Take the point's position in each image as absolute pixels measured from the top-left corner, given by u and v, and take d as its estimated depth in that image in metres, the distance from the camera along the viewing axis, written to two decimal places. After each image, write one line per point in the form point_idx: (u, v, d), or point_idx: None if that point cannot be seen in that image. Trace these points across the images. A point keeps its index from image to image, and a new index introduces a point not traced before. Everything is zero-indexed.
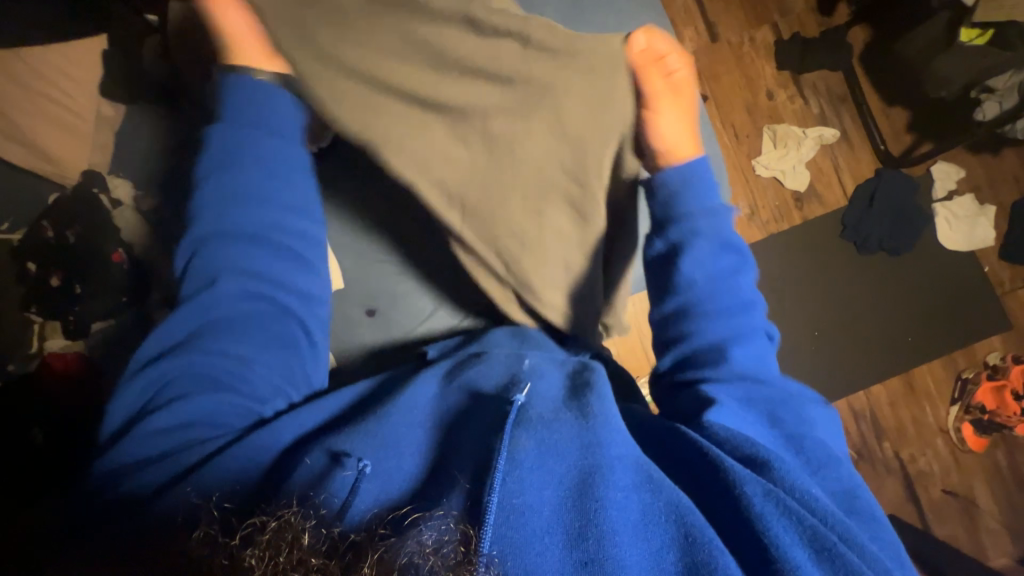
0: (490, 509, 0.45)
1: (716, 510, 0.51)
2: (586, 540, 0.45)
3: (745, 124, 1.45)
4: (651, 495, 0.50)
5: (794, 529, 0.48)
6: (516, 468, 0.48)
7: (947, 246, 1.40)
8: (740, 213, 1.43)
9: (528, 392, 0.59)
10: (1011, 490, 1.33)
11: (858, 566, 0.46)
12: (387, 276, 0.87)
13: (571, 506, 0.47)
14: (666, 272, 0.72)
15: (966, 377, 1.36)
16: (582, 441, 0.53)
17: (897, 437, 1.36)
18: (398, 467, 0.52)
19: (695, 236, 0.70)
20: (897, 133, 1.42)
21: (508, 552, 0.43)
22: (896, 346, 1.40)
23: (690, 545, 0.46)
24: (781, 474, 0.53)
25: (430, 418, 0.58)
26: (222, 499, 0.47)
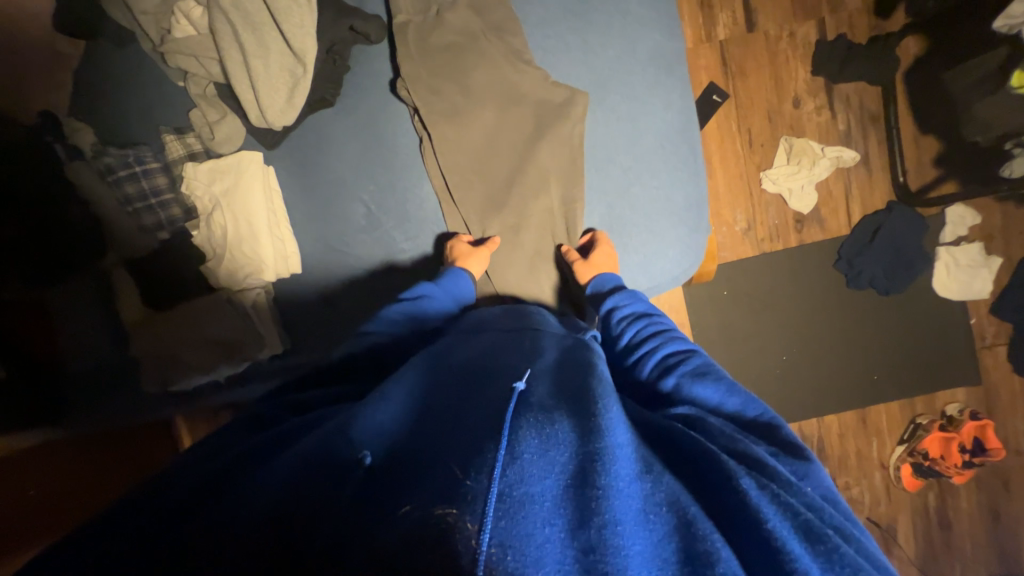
0: (490, 497, 0.35)
1: (711, 499, 0.45)
2: (589, 528, 0.36)
3: (763, 131, 1.35)
4: (653, 484, 0.43)
5: (788, 521, 0.42)
6: (514, 457, 0.39)
7: (939, 292, 1.36)
8: (736, 226, 1.38)
9: (527, 377, 0.52)
10: (931, 529, 1.40)
11: (860, 561, 0.40)
12: (345, 266, 0.83)
13: (575, 496, 0.38)
14: (631, 357, 0.67)
15: (920, 422, 1.39)
16: (585, 420, 0.45)
17: (837, 465, 1.41)
18: (384, 435, 0.46)
19: (633, 302, 0.71)
20: (921, 166, 1.33)
21: (509, 542, 0.32)
22: (860, 381, 1.41)
23: (690, 535, 0.39)
24: (776, 471, 0.48)
25: (416, 397, 0.52)
26: (213, 497, 0.42)
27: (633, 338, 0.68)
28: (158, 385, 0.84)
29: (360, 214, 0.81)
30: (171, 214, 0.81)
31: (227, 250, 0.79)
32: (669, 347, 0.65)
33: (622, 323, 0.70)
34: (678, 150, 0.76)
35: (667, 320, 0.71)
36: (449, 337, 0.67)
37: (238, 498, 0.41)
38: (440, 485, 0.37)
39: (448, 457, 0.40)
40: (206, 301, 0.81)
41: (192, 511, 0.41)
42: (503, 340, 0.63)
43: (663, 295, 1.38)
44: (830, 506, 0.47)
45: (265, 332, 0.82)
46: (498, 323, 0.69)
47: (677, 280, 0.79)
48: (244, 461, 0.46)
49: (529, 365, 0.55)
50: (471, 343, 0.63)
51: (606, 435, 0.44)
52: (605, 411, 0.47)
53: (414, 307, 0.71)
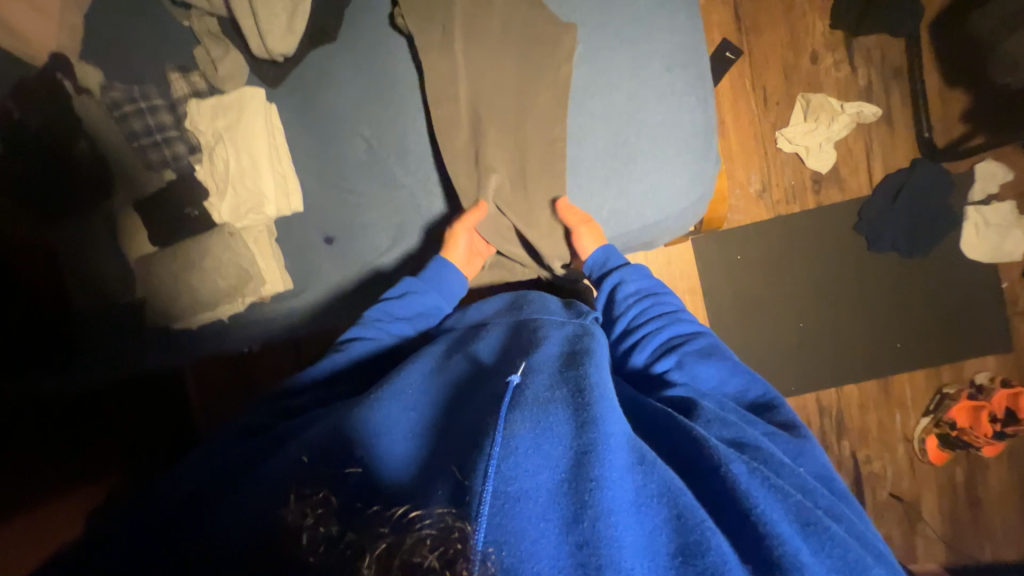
0: (484, 499, 0.42)
1: (705, 487, 0.52)
2: (583, 522, 0.42)
3: (778, 88, 1.31)
4: (644, 475, 0.49)
5: (781, 506, 0.49)
6: (507, 453, 0.46)
7: (967, 254, 1.30)
8: (750, 187, 1.34)
9: (523, 371, 0.57)
10: (959, 505, 1.34)
11: (841, 536, 0.47)
12: (347, 205, 0.82)
13: (569, 490, 0.45)
14: (632, 334, 0.72)
15: (946, 392, 1.32)
16: (576, 416, 0.51)
17: (857, 437, 1.35)
18: (396, 433, 0.53)
19: (633, 278, 0.75)
20: (948, 121, 1.27)
21: (506, 541, 0.39)
22: (882, 350, 1.35)
23: (682, 525, 0.46)
24: (765, 455, 0.55)
25: (421, 398, 0.59)
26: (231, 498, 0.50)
27: (634, 315, 0.73)
28: (162, 321, 0.85)
29: (361, 151, 0.81)
30: (176, 151, 0.81)
31: (228, 183, 0.78)
32: (672, 327, 0.71)
33: (626, 301, 0.73)
34: (683, 75, 0.73)
35: (669, 295, 0.75)
36: (447, 337, 0.73)
37: (247, 494, 0.48)
38: (443, 490, 0.43)
39: (451, 462, 0.47)
40: (205, 237, 0.80)
41: (211, 517, 0.49)
42: (501, 339, 0.69)
43: (674, 260, 1.35)
44: (816, 486, 0.55)
45: (264, 269, 0.81)
46: (497, 322, 0.74)
47: (685, 215, 0.76)
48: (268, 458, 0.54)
49: (525, 358, 0.61)
50: (471, 342, 0.70)
51: (599, 431, 0.49)
52: (601, 407, 0.52)
53: (410, 305, 0.77)
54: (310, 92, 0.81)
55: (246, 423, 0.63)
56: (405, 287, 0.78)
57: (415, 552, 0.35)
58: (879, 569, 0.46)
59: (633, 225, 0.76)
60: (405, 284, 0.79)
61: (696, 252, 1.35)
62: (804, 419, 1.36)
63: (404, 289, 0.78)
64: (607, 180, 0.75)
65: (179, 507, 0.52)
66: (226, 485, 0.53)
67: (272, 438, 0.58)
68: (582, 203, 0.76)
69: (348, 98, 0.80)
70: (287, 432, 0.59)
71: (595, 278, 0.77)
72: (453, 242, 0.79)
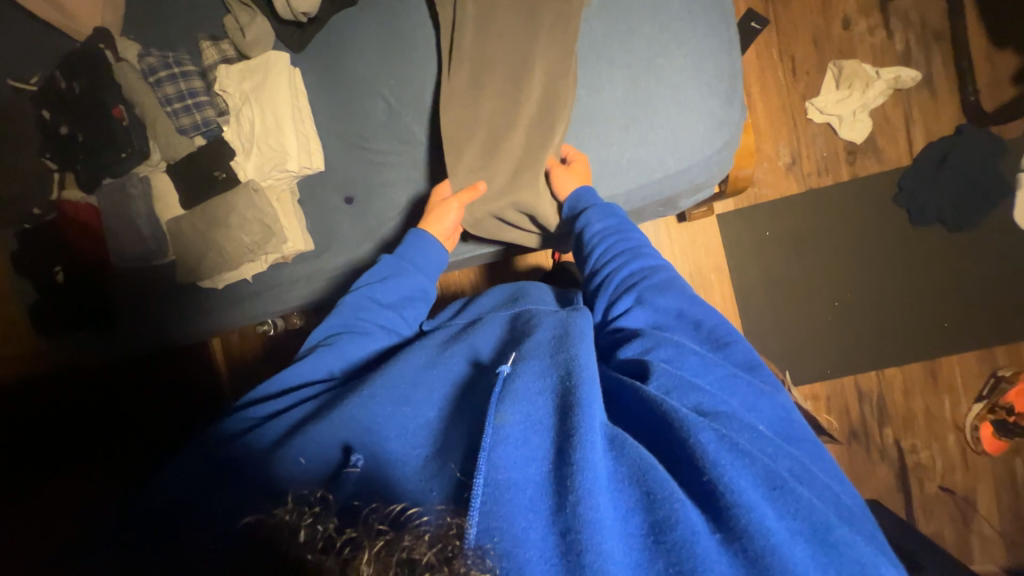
0: (477, 490, 0.42)
1: (671, 456, 0.48)
2: (566, 510, 0.42)
3: (808, 57, 1.26)
4: (616, 458, 0.47)
5: (748, 471, 0.45)
6: (498, 443, 0.46)
7: (1022, 226, 1.20)
8: (779, 160, 1.29)
9: (515, 362, 0.56)
10: (1020, 500, 1.23)
11: (809, 500, 0.44)
12: (368, 164, 0.84)
13: (552, 479, 0.45)
14: (599, 276, 0.69)
15: (1001, 375, 1.23)
16: (561, 404, 0.50)
17: (902, 425, 1.26)
18: (388, 438, 0.53)
19: (602, 217, 0.71)
20: (996, 85, 1.20)
21: (500, 529, 0.40)
22: (928, 330, 1.26)
23: (652, 503, 0.43)
24: (729, 417, 0.51)
25: (408, 393, 0.58)
26: (230, 499, 0.51)
27: (600, 255, 0.70)
28: (188, 274, 0.87)
29: (381, 111, 0.82)
30: (206, 115, 0.84)
31: (254, 143, 0.81)
32: (634, 264, 0.67)
33: (593, 241, 0.70)
34: (706, 17, 0.71)
35: (635, 233, 0.71)
36: (437, 331, 0.71)
37: (253, 497, 0.50)
38: (444, 491, 0.46)
39: (449, 460, 0.49)
40: (231, 194, 0.81)
41: (207, 519, 0.49)
42: (499, 335, 0.67)
43: (698, 238, 1.31)
44: (777, 443, 0.51)
45: (286, 228, 0.83)
46: (492, 316, 0.71)
47: (708, 164, 0.74)
48: (257, 464, 0.54)
49: (518, 348, 0.60)
50: (465, 335, 0.67)
51: (582, 414, 0.48)
52: (584, 390, 0.51)
53: (395, 291, 0.75)
54: (334, 55, 0.83)
55: (232, 432, 0.62)
56: (385, 272, 0.75)
57: (414, 549, 0.36)
58: (843, 532, 0.43)
59: (656, 175, 0.74)
60: (386, 268, 0.76)
61: (722, 229, 1.31)
62: (842, 404, 1.28)
63: (384, 273, 0.76)
64: (627, 129, 0.73)
65: (170, 511, 0.53)
66: (219, 487, 0.53)
67: (260, 444, 0.58)
68: (600, 154, 0.75)
69: (370, 60, 0.82)
70: (276, 437, 0.58)
71: (566, 219, 0.75)
72: (442, 213, 0.76)
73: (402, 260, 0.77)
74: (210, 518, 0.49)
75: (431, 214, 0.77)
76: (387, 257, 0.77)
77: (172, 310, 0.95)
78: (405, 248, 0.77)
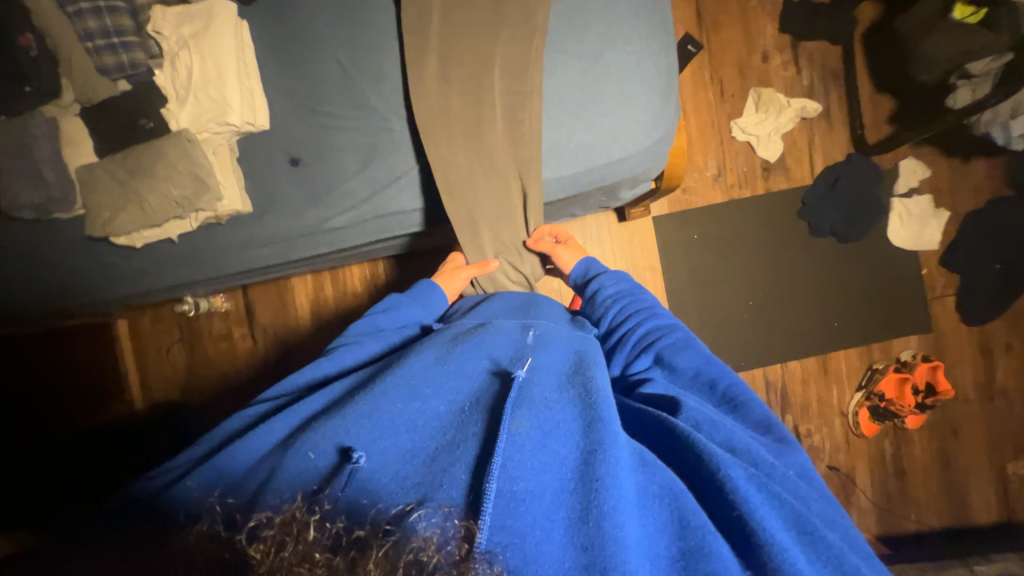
0: (490, 496, 0.44)
1: (705, 493, 0.52)
2: (588, 523, 0.44)
3: (734, 82, 1.42)
4: (646, 479, 0.51)
5: (779, 513, 0.50)
6: (513, 455, 0.48)
7: (893, 242, 1.43)
8: (707, 171, 1.43)
9: (529, 370, 0.61)
10: (888, 476, 1.44)
11: (839, 548, 0.48)
12: (317, 126, 0.82)
13: (574, 490, 0.47)
14: (610, 329, 0.83)
15: (876, 368, 1.43)
16: (582, 419, 0.55)
17: (800, 411, 1.44)
18: (396, 432, 0.52)
19: (608, 284, 0.88)
20: (877, 122, 1.42)
21: (510, 542, 0.41)
22: (822, 328, 1.45)
23: (683, 529, 0.47)
24: (756, 456, 0.56)
25: (418, 390, 0.57)
26: (224, 492, 0.48)
27: (615, 313, 0.84)
28: (100, 229, 0.77)
29: (334, 73, 0.81)
30: (135, 58, 0.77)
31: (190, 91, 0.75)
32: (648, 322, 0.79)
33: (606, 302, 0.86)
34: (650, 22, 0.78)
35: (645, 296, 0.86)
36: (443, 334, 0.70)
37: (242, 493, 0.47)
38: (451, 489, 0.46)
39: (455, 460, 0.49)
40: (158, 140, 0.75)
41: (182, 513, 0.46)
42: (512, 343, 0.67)
43: (637, 238, 1.43)
44: (803, 487, 0.56)
45: (223, 183, 0.78)
46: (502, 323, 0.72)
47: (646, 155, 0.81)
48: (248, 469, 0.50)
49: (529, 360, 0.63)
50: (474, 337, 0.68)
51: (604, 433, 0.52)
52: (604, 417, 0.54)
53: (404, 317, 0.77)
54: (287, 13, 0.81)
55: (235, 429, 0.58)
56: (390, 301, 0.78)
57: (420, 553, 0.37)
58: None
59: (599, 161, 0.80)
60: (389, 301, 0.79)
61: (657, 230, 1.43)
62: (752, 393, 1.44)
63: (389, 305, 0.78)
64: (575, 113, 0.78)
65: (152, 497, 0.49)
66: (208, 481, 0.49)
67: (247, 440, 0.54)
68: (551, 136, 0.79)
69: (324, 22, 0.81)
70: (270, 437, 0.55)
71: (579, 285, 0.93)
72: (451, 278, 0.84)
73: (409, 293, 0.80)
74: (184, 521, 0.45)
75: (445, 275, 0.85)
76: (397, 295, 0.80)
77: (79, 267, 0.86)
78: (414, 288, 0.82)
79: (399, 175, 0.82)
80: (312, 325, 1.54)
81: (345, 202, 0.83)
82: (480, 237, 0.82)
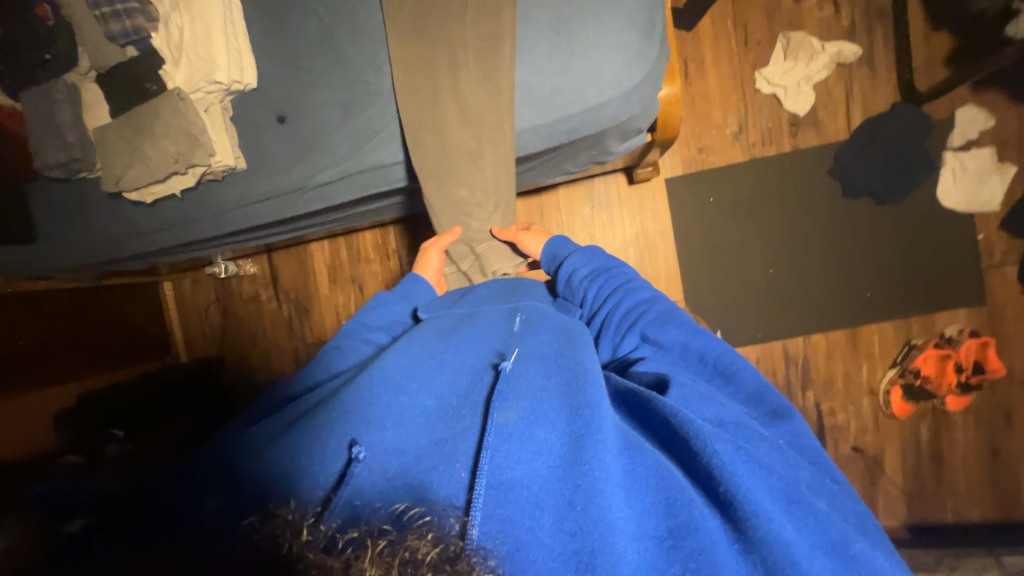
0: (481, 489, 0.46)
1: (692, 469, 0.49)
2: (576, 508, 0.45)
3: (760, 28, 1.30)
4: (633, 459, 0.49)
5: (766, 483, 0.47)
6: (502, 455, 0.50)
7: (943, 203, 1.27)
8: (726, 128, 1.33)
9: (514, 359, 0.63)
10: (923, 462, 1.32)
11: (824, 511, 0.47)
12: (300, 83, 0.84)
13: (562, 477, 0.48)
14: (590, 311, 0.78)
15: (914, 343, 1.29)
16: (567, 406, 0.55)
17: (822, 388, 1.34)
18: (390, 431, 0.55)
19: (580, 263, 0.83)
20: (930, 65, 1.25)
21: (503, 533, 0.43)
22: (853, 299, 1.33)
23: (672, 506, 0.46)
24: (745, 433, 0.53)
25: (410, 386, 0.60)
26: (231, 498, 0.50)
27: (592, 290, 0.79)
28: (114, 186, 0.85)
29: (313, 28, 0.83)
30: (137, 24, 0.82)
31: (182, 52, 0.80)
32: (627, 297, 0.74)
33: (582, 282, 0.81)
34: None
35: (621, 270, 0.80)
36: (431, 322, 0.73)
37: (254, 493, 0.50)
38: (447, 490, 0.48)
39: (454, 459, 0.51)
40: (155, 100, 0.79)
41: (197, 512, 0.49)
42: (499, 330, 0.70)
43: (647, 202, 1.37)
44: (793, 458, 0.53)
45: (216, 141, 0.82)
46: (489, 310, 0.75)
47: (628, 101, 0.77)
48: (246, 470, 0.53)
49: (514, 347, 0.66)
50: (463, 326, 0.71)
51: (586, 416, 0.52)
52: (587, 397, 0.54)
53: (391, 317, 0.81)
54: None
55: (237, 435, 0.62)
56: (379, 297, 0.82)
57: (417, 549, 0.35)
58: (863, 545, 0.46)
59: (577, 108, 0.76)
60: (379, 302, 0.82)
61: (668, 193, 1.36)
62: (770, 366, 1.36)
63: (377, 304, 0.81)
64: (551, 55, 0.75)
65: (159, 501, 0.52)
66: (215, 487, 0.52)
67: (249, 444, 0.57)
68: (523, 84, 0.77)
69: None
70: (270, 436, 0.58)
71: (550, 269, 0.88)
72: (426, 258, 0.87)
73: (396, 292, 0.84)
74: (200, 522, 0.48)
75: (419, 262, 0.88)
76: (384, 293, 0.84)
77: (105, 223, 0.97)
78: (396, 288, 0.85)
79: (378, 130, 0.83)
80: (330, 290, 1.63)
81: (329, 158, 0.85)
82: (455, 193, 0.83)
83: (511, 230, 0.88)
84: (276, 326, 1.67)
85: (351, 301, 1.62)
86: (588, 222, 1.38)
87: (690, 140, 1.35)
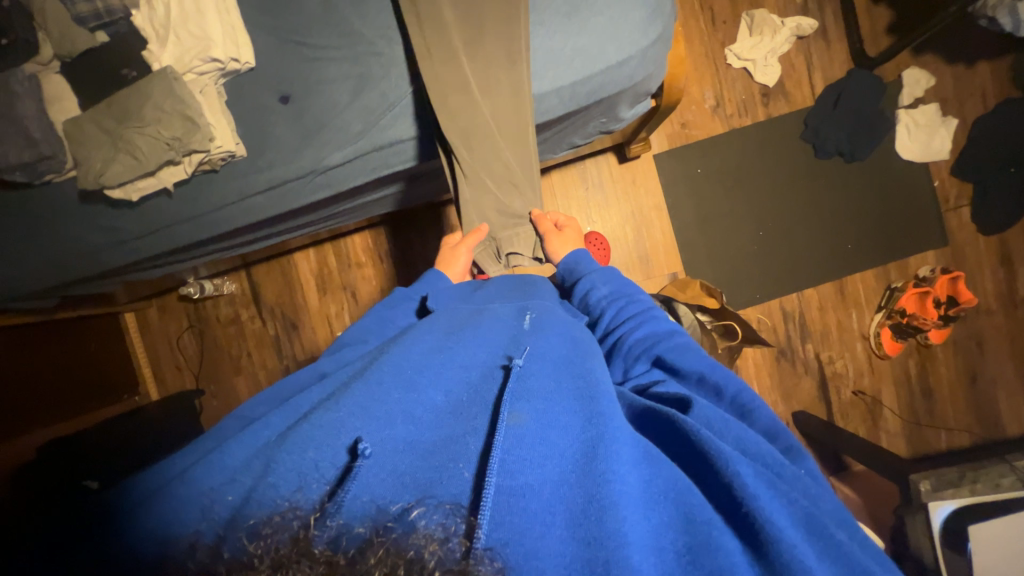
0: (490, 488, 0.39)
1: (708, 483, 0.43)
2: (589, 519, 0.37)
3: (725, 9, 1.39)
4: (654, 469, 0.43)
5: (785, 508, 0.41)
6: (516, 451, 0.43)
7: (902, 156, 1.39)
8: (705, 102, 1.40)
9: (525, 356, 0.58)
10: (915, 396, 1.41)
11: (854, 551, 0.40)
12: (302, 60, 0.80)
13: (575, 482, 0.41)
14: (602, 330, 0.74)
15: (895, 286, 1.40)
16: (583, 409, 0.49)
17: (820, 339, 1.42)
18: (395, 427, 0.48)
19: (597, 286, 0.79)
20: (875, 35, 1.39)
21: (511, 540, 0.35)
22: (836, 252, 1.42)
23: (690, 525, 0.39)
24: (765, 454, 0.47)
25: (414, 383, 0.54)
26: (210, 497, 0.42)
27: (606, 313, 0.75)
28: (95, 182, 0.75)
29: (314, 3, 0.79)
30: (109, 4, 0.73)
31: (170, 30, 0.75)
32: (640, 330, 0.69)
33: (600, 303, 0.76)
34: None
35: (643, 296, 0.76)
36: (438, 321, 0.70)
37: (232, 496, 0.42)
38: (452, 487, 0.40)
39: (460, 458, 0.44)
40: (145, 82, 0.73)
41: (171, 509, 0.42)
42: (508, 330, 0.67)
43: (639, 178, 1.40)
44: (812, 487, 0.47)
45: (214, 125, 0.76)
46: (501, 309, 0.73)
47: (646, 58, 0.78)
48: (225, 468, 0.46)
49: (526, 344, 0.62)
50: (471, 324, 0.68)
51: (604, 422, 0.46)
52: (605, 403, 0.49)
53: (394, 317, 0.78)
54: None
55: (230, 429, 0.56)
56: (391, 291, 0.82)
57: (422, 553, 0.30)
58: None
59: (598, 66, 0.77)
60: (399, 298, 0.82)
61: (657, 168, 1.40)
62: (771, 324, 1.42)
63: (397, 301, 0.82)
64: (569, 16, 0.76)
65: (131, 499, 0.45)
66: (190, 482, 0.44)
67: (238, 436, 0.50)
68: (544, 46, 0.77)
69: None
70: (263, 429, 0.51)
71: (568, 287, 0.85)
72: (454, 257, 0.88)
73: (406, 290, 0.83)
74: (168, 525, 0.41)
75: (446, 260, 0.89)
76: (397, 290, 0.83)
77: (75, 235, 0.85)
78: (401, 290, 0.83)
79: (393, 103, 0.80)
80: (320, 301, 1.53)
81: (337, 139, 0.81)
82: (485, 160, 0.80)
83: (547, 223, 0.88)
84: (259, 348, 1.54)
85: (344, 311, 1.52)
86: (585, 204, 1.39)
87: (673, 116, 1.40)
